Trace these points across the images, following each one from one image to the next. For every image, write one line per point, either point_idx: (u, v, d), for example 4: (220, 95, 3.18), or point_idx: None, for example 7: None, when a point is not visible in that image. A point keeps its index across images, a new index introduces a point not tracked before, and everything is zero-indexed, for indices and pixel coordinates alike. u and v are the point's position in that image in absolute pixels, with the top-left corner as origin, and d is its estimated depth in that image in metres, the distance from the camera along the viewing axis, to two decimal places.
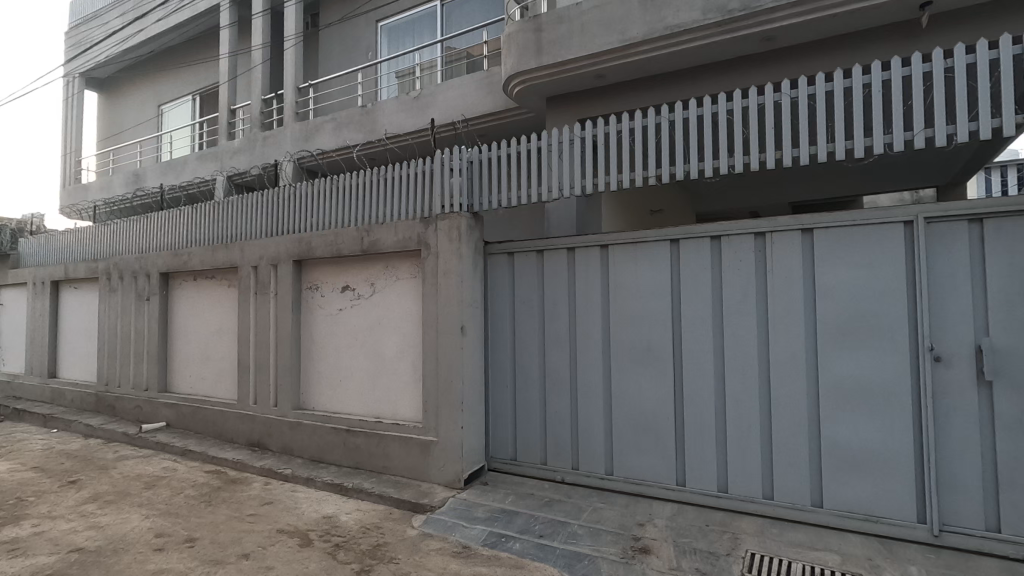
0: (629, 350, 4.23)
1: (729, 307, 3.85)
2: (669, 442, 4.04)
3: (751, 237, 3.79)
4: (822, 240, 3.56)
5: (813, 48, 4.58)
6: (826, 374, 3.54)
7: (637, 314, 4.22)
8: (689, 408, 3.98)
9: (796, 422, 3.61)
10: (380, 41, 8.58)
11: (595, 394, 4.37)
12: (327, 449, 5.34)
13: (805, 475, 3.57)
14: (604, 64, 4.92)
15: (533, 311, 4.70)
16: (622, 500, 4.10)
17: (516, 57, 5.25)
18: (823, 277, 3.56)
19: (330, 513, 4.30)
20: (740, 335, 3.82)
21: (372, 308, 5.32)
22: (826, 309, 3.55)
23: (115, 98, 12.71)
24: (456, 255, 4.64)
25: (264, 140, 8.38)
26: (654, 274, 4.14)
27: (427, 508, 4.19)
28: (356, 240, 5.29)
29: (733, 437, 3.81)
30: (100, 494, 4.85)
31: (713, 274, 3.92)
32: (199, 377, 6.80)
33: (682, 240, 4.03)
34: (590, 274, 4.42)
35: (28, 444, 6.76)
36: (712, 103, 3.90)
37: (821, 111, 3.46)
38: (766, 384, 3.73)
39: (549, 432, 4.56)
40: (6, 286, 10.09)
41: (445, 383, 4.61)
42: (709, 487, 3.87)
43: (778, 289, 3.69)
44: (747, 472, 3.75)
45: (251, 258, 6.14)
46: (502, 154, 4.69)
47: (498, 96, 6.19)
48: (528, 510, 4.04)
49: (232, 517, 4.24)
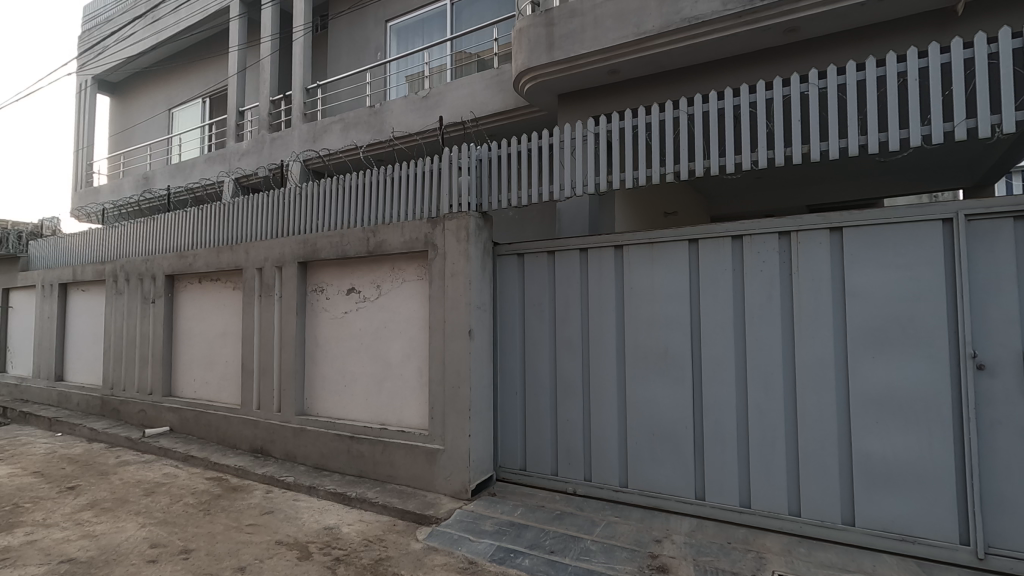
0: (645, 355, 4.03)
1: (752, 311, 3.64)
2: (687, 453, 3.83)
3: (775, 237, 3.58)
4: (853, 239, 3.35)
5: (840, 39, 4.38)
6: (857, 383, 3.31)
7: (653, 318, 4.01)
8: (709, 418, 3.76)
9: (826, 434, 3.38)
10: (390, 41, 8.47)
11: (608, 401, 4.17)
12: (331, 456, 5.18)
13: (833, 489, 3.35)
14: (618, 58, 4.74)
15: (544, 314, 4.51)
16: (636, 514, 3.88)
17: (527, 53, 5.09)
18: (854, 278, 3.34)
19: (331, 524, 4.13)
20: (763, 340, 3.61)
21: (379, 310, 5.16)
22: (856, 314, 3.33)
23: (127, 102, 12.74)
24: (464, 256, 4.46)
25: (272, 141, 8.29)
26: (671, 276, 3.94)
27: (433, 520, 4.00)
28: (362, 241, 5.14)
29: (756, 447, 3.59)
30: (97, 501, 4.72)
31: (734, 275, 3.72)
32: (203, 381, 6.69)
33: (701, 240, 3.83)
34: (604, 275, 4.23)
35: (31, 449, 6.68)
36: (733, 97, 3.70)
37: (853, 102, 3.25)
38: (792, 392, 3.51)
39: (560, 440, 4.36)
40: (16, 289, 10.09)
41: (452, 389, 4.44)
42: (730, 502, 3.65)
43: (805, 291, 3.47)
44: (771, 486, 3.53)
45: (256, 260, 6.01)
46: (513, 152, 4.53)
47: (508, 94, 6.04)
48: (538, 523, 3.84)
49: (230, 528, 4.08)
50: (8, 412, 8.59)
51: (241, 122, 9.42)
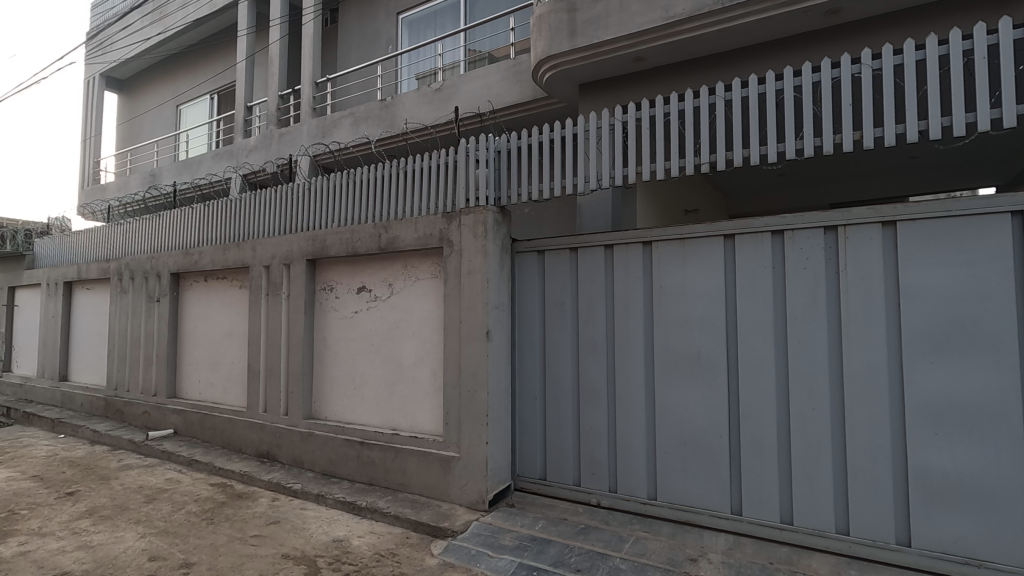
0: (675, 359, 3.77)
1: (794, 311, 3.38)
2: (722, 465, 3.56)
3: (820, 232, 3.32)
4: (907, 235, 3.08)
5: (884, 22, 4.13)
6: (912, 391, 3.04)
7: (684, 319, 3.75)
8: (746, 427, 3.50)
9: (878, 445, 3.11)
10: (401, 34, 8.26)
11: (635, 408, 3.90)
12: (341, 463, 4.94)
13: (886, 506, 3.08)
14: (645, 44, 4.51)
15: (565, 315, 4.26)
16: (667, 529, 3.62)
17: (548, 40, 4.85)
18: (910, 277, 3.06)
19: (340, 536, 3.89)
20: (807, 343, 3.33)
21: (390, 310, 4.93)
22: (913, 315, 3.06)
23: (134, 98, 12.60)
24: (481, 252, 4.22)
25: (280, 137, 8.10)
26: (706, 274, 3.68)
27: (448, 533, 3.76)
28: (373, 237, 4.91)
29: (799, 460, 3.31)
30: (96, 508, 4.51)
31: (775, 274, 3.46)
32: (208, 382, 6.48)
33: (738, 236, 3.58)
34: (631, 272, 3.97)
35: (33, 451, 6.49)
36: (774, 81, 3.42)
37: (911, 83, 2.95)
38: (840, 400, 3.24)
39: (583, 449, 4.10)
40: (21, 287, 9.96)
41: (468, 393, 4.20)
42: (770, 518, 3.38)
43: (855, 292, 3.21)
44: (817, 502, 3.26)
45: (263, 257, 5.80)
46: (533, 142, 4.28)
47: (525, 85, 5.81)
48: (562, 538, 3.58)
49: (234, 540, 3.85)
50: (12, 412, 8.44)
51: (249, 118, 9.23)
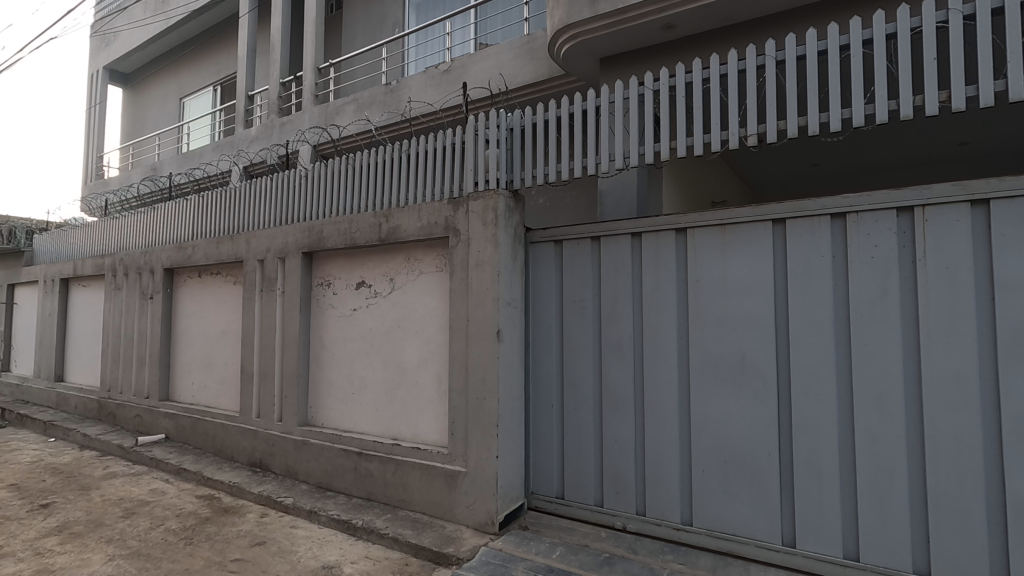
0: (715, 363, 3.26)
1: (860, 308, 2.86)
2: (771, 488, 3.05)
3: (892, 215, 2.80)
4: (1002, 217, 2.55)
5: None
6: (1010, 404, 2.51)
7: (724, 318, 3.25)
8: (800, 444, 2.98)
9: (966, 467, 2.58)
10: (408, 16, 7.83)
11: (669, 420, 3.40)
12: (337, 475, 4.49)
13: (979, 541, 2.55)
14: (674, 9, 4.03)
15: (586, 313, 3.76)
16: (705, 560, 3.11)
17: (565, 7, 4.37)
18: (1009, 267, 2.53)
19: (331, 562, 3.44)
20: (875, 346, 2.81)
21: (392, 307, 4.48)
22: (1011, 314, 2.52)
23: (139, 91, 12.33)
24: (491, 241, 3.75)
25: (282, 126, 7.72)
26: (752, 265, 3.17)
27: (452, 561, 3.29)
28: (373, 227, 4.46)
29: (868, 484, 2.80)
30: (67, 524, 4.10)
31: (835, 266, 2.94)
32: (201, 385, 6.08)
33: (790, 220, 3.07)
34: (663, 264, 3.46)
35: (18, 456, 6.13)
36: (839, 37, 2.88)
37: (1014, 28, 2.41)
38: (917, 415, 2.72)
39: (606, 465, 3.61)
40: (20, 286, 9.68)
41: (477, 401, 3.72)
42: (832, 551, 2.87)
43: (937, 285, 2.68)
44: (889, 535, 2.74)
45: (258, 250, 5.39)
46: (550, 118, 3.77)
47: (540, 63, 5.37)
48: (583, 571, 3.07)
49: (210, 564, 3.41)
50: (6, 414, 8.13)
51: (252, 108, 8.88)
